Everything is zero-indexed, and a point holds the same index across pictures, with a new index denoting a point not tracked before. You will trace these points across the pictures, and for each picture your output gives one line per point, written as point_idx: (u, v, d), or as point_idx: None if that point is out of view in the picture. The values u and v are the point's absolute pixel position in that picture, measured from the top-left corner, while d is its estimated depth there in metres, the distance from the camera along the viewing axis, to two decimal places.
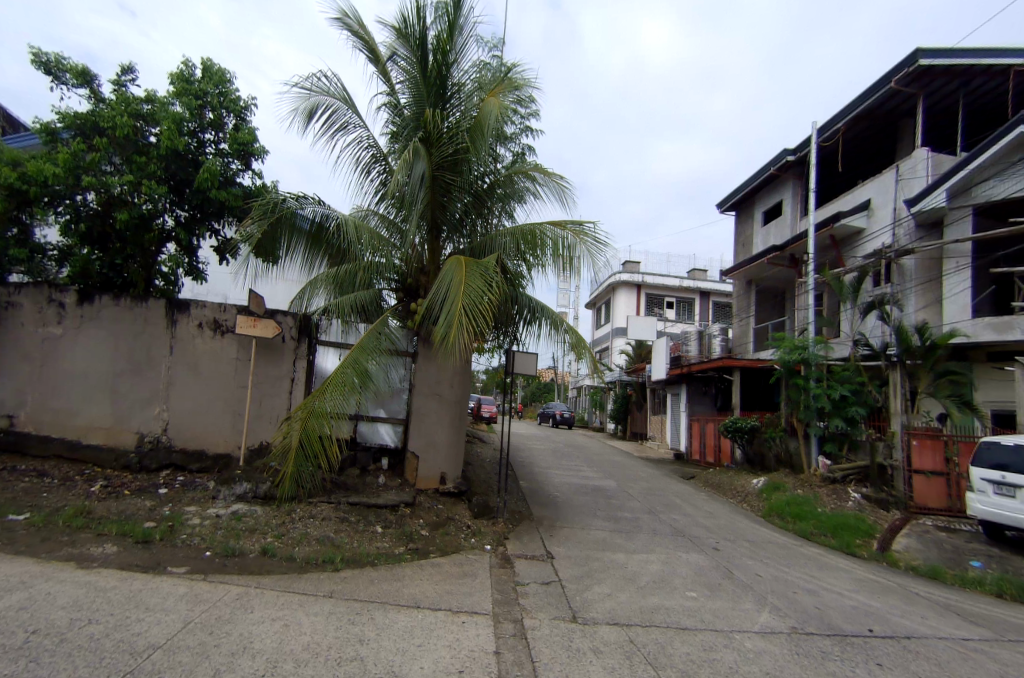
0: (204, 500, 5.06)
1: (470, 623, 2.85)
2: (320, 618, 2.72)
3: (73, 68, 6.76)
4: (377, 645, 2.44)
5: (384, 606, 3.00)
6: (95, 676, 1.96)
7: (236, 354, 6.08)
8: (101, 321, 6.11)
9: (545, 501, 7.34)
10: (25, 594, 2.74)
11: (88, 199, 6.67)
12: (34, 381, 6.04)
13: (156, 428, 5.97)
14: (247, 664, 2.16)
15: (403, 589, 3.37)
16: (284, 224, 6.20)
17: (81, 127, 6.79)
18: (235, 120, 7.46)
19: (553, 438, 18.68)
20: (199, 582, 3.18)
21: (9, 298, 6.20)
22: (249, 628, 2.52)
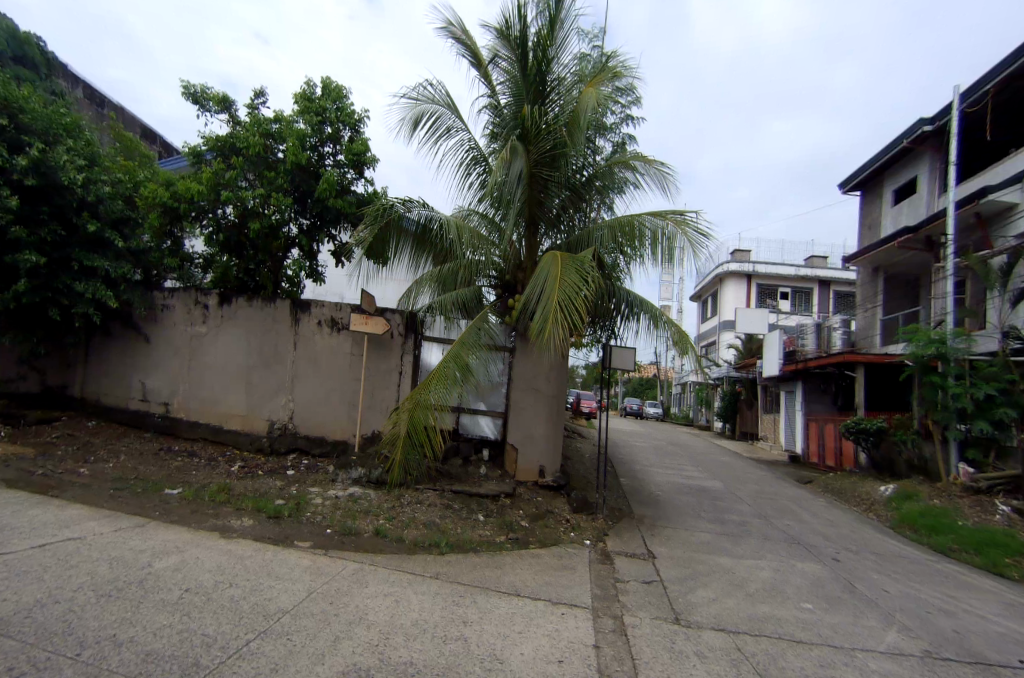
0: (324, 483, 5.54)
1: (569, 615, 2.87)
2: (427, 597, 2.88)
3: (215, 96, 7.62)
4: (479, 628, 2.53)
5: (486, 592, 3.11)
6: (236, 632, 2.23)
7: (351, 349, 6.57)
8: (238, 320, 6.86)
9: (647, 500, 7.18)
10: (180, 557, 3.17)
11: (227, 212, 7.61)
12: (186, 373, 6.97)
13: (284, 416, 6.62)
14: (363, 634, 2.34)
15: (503, 576, 3.47)
16: (392, 228, 6.57)
17: (221, 148, 7.61)
18: (350, 132, 8.02)
19: (650, 435, 18.26)
20: (320, 556, 3.50)
21: (166, 301, 7.25)
22: (364, 601, 2.73)
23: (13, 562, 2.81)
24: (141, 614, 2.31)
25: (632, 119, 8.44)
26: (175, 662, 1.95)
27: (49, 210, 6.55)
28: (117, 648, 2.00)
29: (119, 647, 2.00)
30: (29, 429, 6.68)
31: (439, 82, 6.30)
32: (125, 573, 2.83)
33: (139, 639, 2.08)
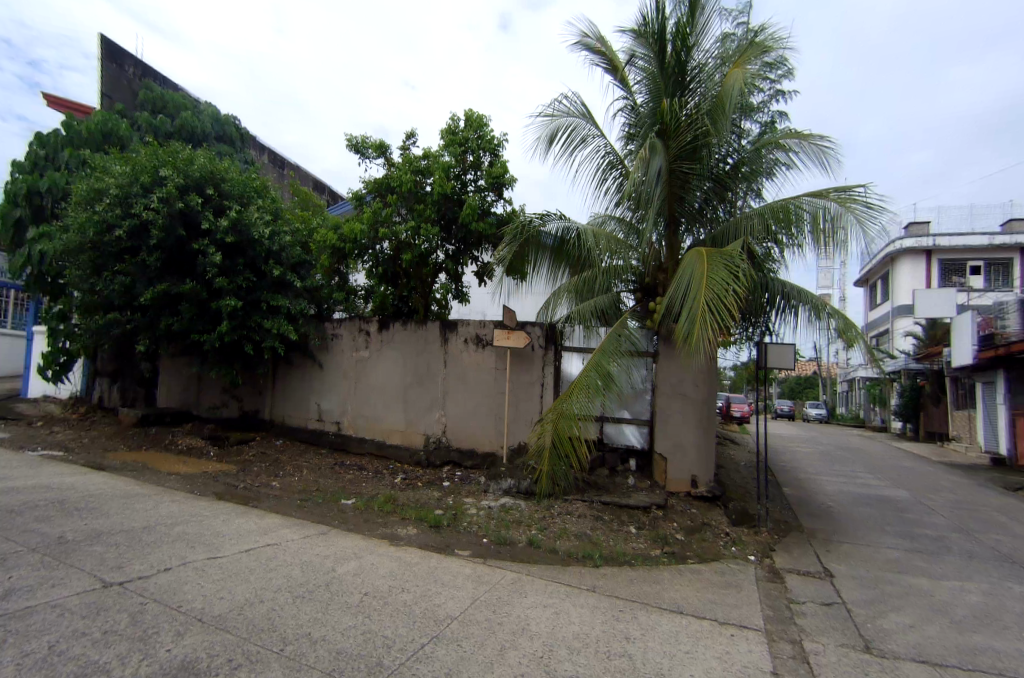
0: (478, 493, 5.87)
1: (741, 637, 2.67)
2: (586, 610, 2.86)
3: (373, 143, 8.49)
4: (644, 646, 2.45)
5: (647, 608, 3.01)
6: (412, 635, 2.38)
7: (496, 363, 6.98)
8: (395, 343, 7.68)
9: (817, 512, 6.55)
10: (358, 562, 3.49)
11: (383, 247, 8.39)
12: (353, 393, 7.98)
13: (438, 429, 7.21)
14: (527, 644, 2.36)
15: (663, 592, 3.34)
16: (531, 244, 6.85)
17: (378, 189, 8.49)
18: (490, 157, 8.45)
19: (808, 440, 16.60)
20: (480, 565, 3.64)
21: (336, 330, 8.38)
22: (525, 612, 2.77)
23: (233, 562, 3.30)
24: (334, 614, 2.55)
25: (790, 96, 7.78)
26: (362, 662, 2.10)
27: (245, 263, 7.96)
28: (313, 644, 2.22)
29: (314, 644, 2.22)
30: (232, 448, 7.91)
31: (573, 94, 6.40)
32: (314, 576, 3.17)
33: (330, 638, 2.29)
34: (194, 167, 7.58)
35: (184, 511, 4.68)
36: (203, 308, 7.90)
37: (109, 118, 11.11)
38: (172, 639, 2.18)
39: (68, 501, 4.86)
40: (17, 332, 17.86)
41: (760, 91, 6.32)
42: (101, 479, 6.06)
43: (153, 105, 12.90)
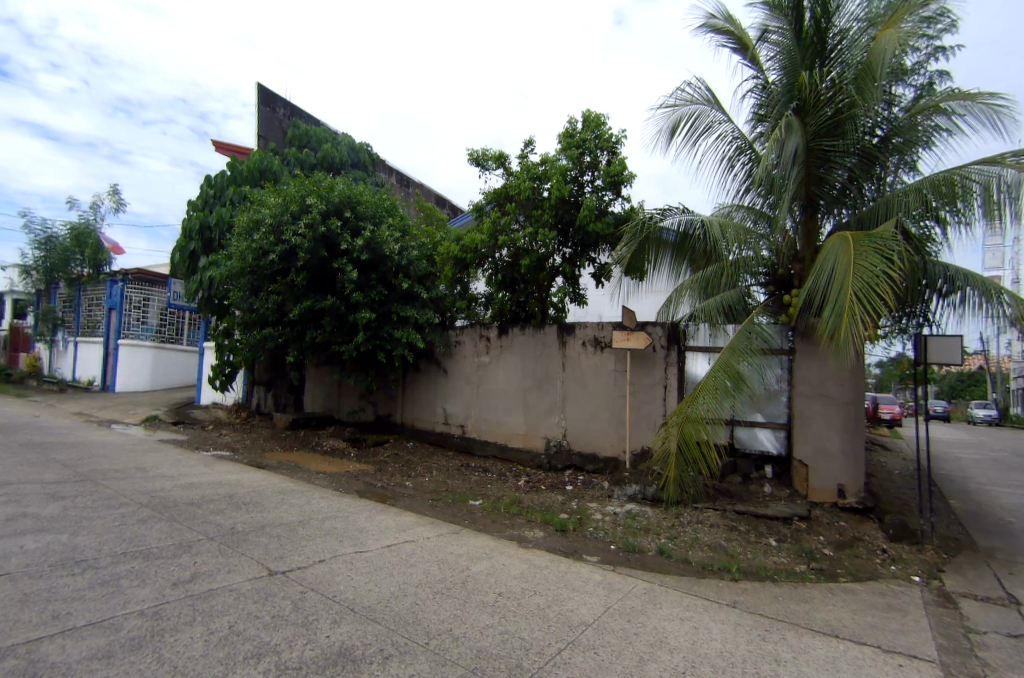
0: (602, 498, 6.00)
1: (914, 669, 2.36)
2: (728, 627, 2.70)
3: (493, 155, 8.91)
4: (798, 670, 2.25)
5: (798, 629, 2.78)
6: (550, 638, 2.39)
7: (615, 366, 7.17)
8: (514, 348, 8.13)
9: (993, 528, 5.68)
10: (490, 562, 3.61)
11: (501, 255, 8.67)
12: (475, 397, 8.58)
13: (558, 432, 7.55)
14: (667, 658, 2.27)
15: (814, 612, 3.07)
16: (652, 241, 6.82)
17: (497, 198, 8.74)
18: (608, 155, 8.40)
19: (978, 445, 14.30)
20: (611, 572, 3.59)
21: (458, 337, 8.97)
22: (661, 623, 2.68)
23: (378, 557, 3.57)
24: (473, 613, 2.63)
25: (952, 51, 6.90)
26: (504, 662, 2.13)
27: (377, 277, 8.75)
28: (456, 641, 2.30)
29: (457, 640, 2.31)
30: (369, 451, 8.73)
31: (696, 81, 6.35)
32: (450, 574, 3.31)
33: (470, 636, 2.37)
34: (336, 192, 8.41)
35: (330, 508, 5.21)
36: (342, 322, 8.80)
37: (263, 156, 12.61)
38: (330, 626, 2.39)
39: (232, 494, 5.68)
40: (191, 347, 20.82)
41: (916, 50, 5.85)
42: (256, 476, 6.95)
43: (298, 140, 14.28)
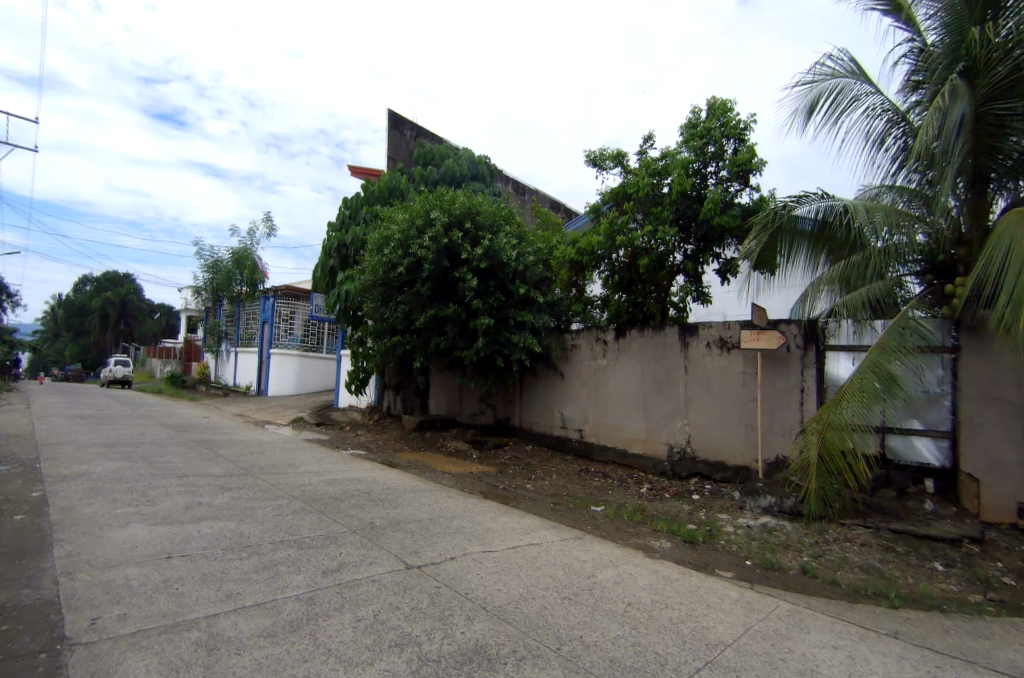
0: (736, 509, 6.63)
1: None
2: (894, 661, 2.50)
3: (609, 155, 9.75)
4: None
5: (976, 669, 2.47)
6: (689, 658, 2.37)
7: (745, 369, 7.59)
8: (632, 349, 9.23)
9: None
10: (617, 571, 4.00)
11: (619, 256, 9.77)
12: (594, 401, 9.85)
13: (681, 438, 8.28)
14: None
15: (998, 652, 2.65)
16: (786, 232, 7.23)
17: (615, 197, 9.89)
18: (735, 142, 8.87)
19: None
20: (747, 590, 3.62)
21: (576, 340, 10.38)
22: (812, 651, 2.53)
23: (501, 557, 4.30)
24: (602, 623, 2.70)
25: None
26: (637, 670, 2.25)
27: (495, 284, 10.08)
28: (585, 648, 2.45)
29: (588, 647, 2.45)
30: (488, 454, 10.55)
31: (839, 56, 6.74)
32: (577, 579, 3.73)
33: (598, 644, 2.46)
34: (456, 205, 9.90)
35: (452, 504, 6.72)
36: (463, 328, 10.26)
37: (393, 175, 14.06)
38: (471, 623, 2.78)
39: (363, 493, 7.34)
40: (329, 354, 25.19)
41: None
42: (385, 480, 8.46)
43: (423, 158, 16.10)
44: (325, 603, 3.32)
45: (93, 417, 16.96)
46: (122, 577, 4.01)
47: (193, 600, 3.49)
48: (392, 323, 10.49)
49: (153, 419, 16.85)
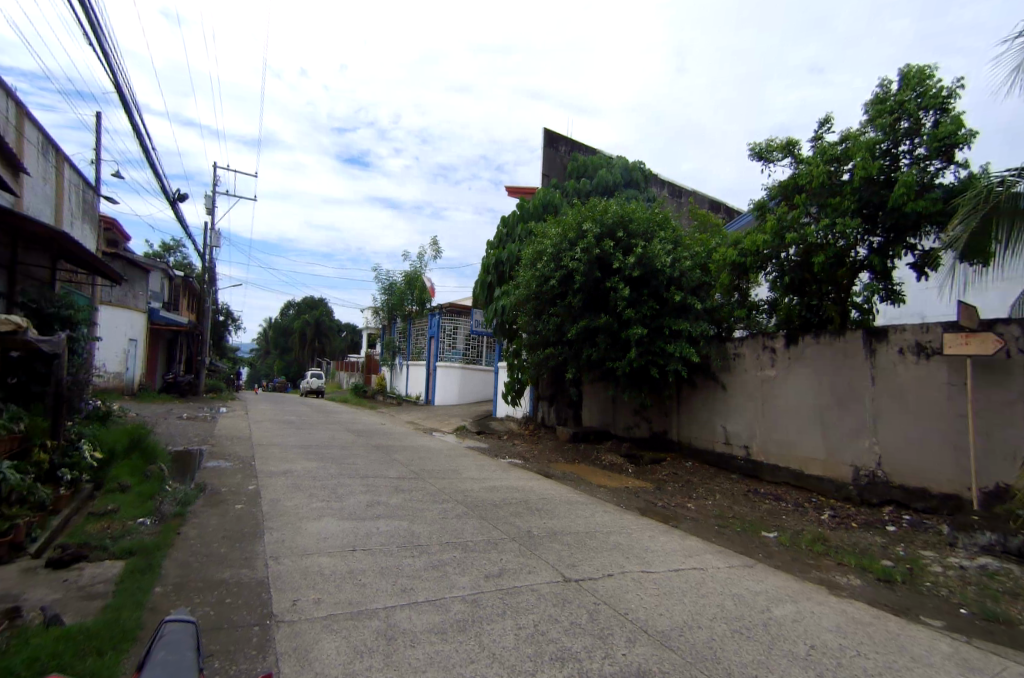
0: (946, 545, 7.03)
1: None
2: None
3: (780, 146, 10.37)
4: None
5: None
6: None
7: (950, 378, 8.19)
8: (802, 357, 10.74)
9: None
10: (800, 608, 4.78)
11: (789, 255, 10.63)
12: (758, 413, 11.69)
13: (868, 458, 9.26)
14: None
15: None
16: (1007, 210, 6.80)
17: (783, 191, 10.79)
18: (935, 114, 8.75)
19: None
20: (965, 647, 4.00)
21: (740, 349, 12.40)
22: None
23: (658, 580, 5.83)
24: (777, 660, 3.61)
25: None
26: None
27: (648, 291, 12.78)
28: None
29: None
30: (642, 469, 13.03)
31: None
32: (755, 613, 4.65)
33: None
34: (609, 216, 12.96)
35: (612, 522, 8.67)
36: (614, 337, 13.14)
37: (549, 192, 18.02)
38: (620, 628, 4.26)
39: (538, 515, 9.06)
40: (487, 365, 32.47)
41: None
42: (548, 505, 9.83)
43: (579, 171, 19.23)
44: (491, 608, 4.87)
45: (295, 422, 20.98)
46: (317, 565, 6.05)
47: (375, 591, 5.29)
48: (546, 334, 14.12)
49: (338, 426, 20.38)
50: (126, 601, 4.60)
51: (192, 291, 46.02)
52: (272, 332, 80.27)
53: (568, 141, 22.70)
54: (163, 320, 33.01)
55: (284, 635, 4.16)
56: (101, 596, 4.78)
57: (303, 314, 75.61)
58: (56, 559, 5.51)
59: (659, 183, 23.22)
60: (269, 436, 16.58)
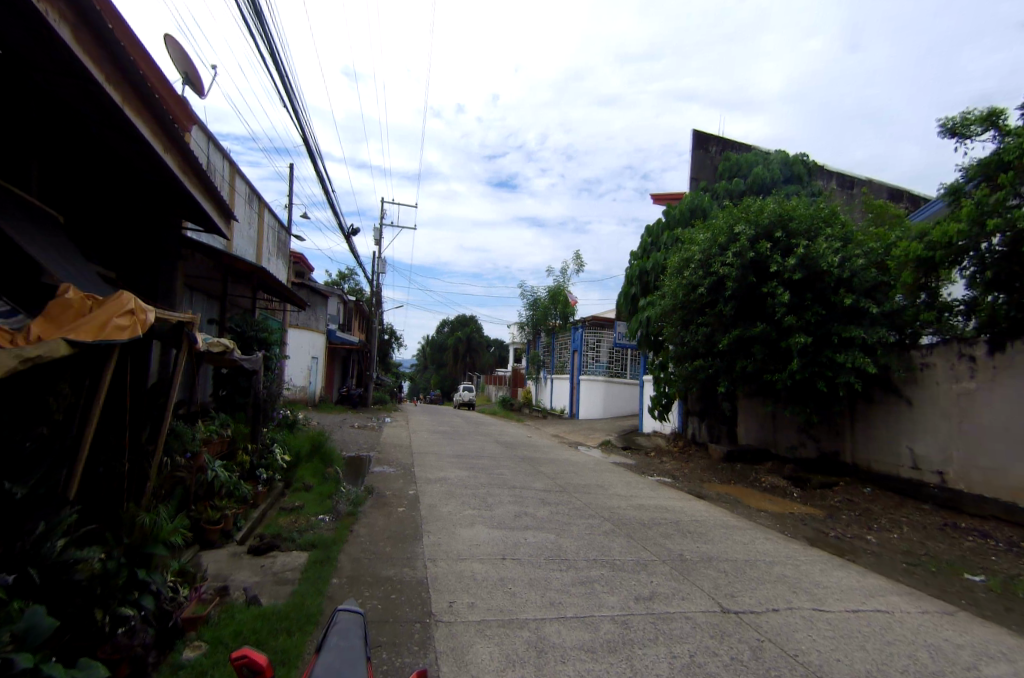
0: None
1: None
2: None
3: (979, 119, 8.57)
4: None
5: None
6: None
7: None
8: (1014, 367, 8.80)
9: None
10: None
11: (994, 245, 8.62)
12: (956, 435, 9.75)
13: None
14: None
15: None
16: None
17: (985, 171, 8.93)
18: None
19: None
20: None
21: (931, 359, 10.47)
22: None
23: (836, 620, 5.25)
24: None
25: None
26: None
27: (813, 295, 11.49)
28: None
29: None
30: (811, 494, 11.73)
31: None
32: None
33: None
34: (767, 216, 11.93)
35: (776, 551, 7.86)
36: (772, 348, 12.00)
37: (696, 197, 17.22)
38: (788, 672, 4.01)
39: (684, 537, 8.63)
40: (631, 379, 31.76)
41: None
42: (698, 528, 9.28)
43: (730, 171, 17.88)
44: (642, 631, 4.91)
45: (450, 432, 22.99)
46: (470, 570, 6.64)
47: (525, 602, 5.59)
48: (694, 346, 13.45)
49: (484, 437, 21.74)
50: (310, 589, 5.62)
51: (363, 313, 53.32)
52: (430, 348, 88.63)
53: (719, 140, 21.45)
54: (341, 340, 38.91)
55: (442, 635, 4.68)
56: (288, 583, 5.86)
57: (455, 331, 82.05)
58: (255, 548, 6.90)
59: (823, 175, 20.55)
60: (427, 445, 18.41)
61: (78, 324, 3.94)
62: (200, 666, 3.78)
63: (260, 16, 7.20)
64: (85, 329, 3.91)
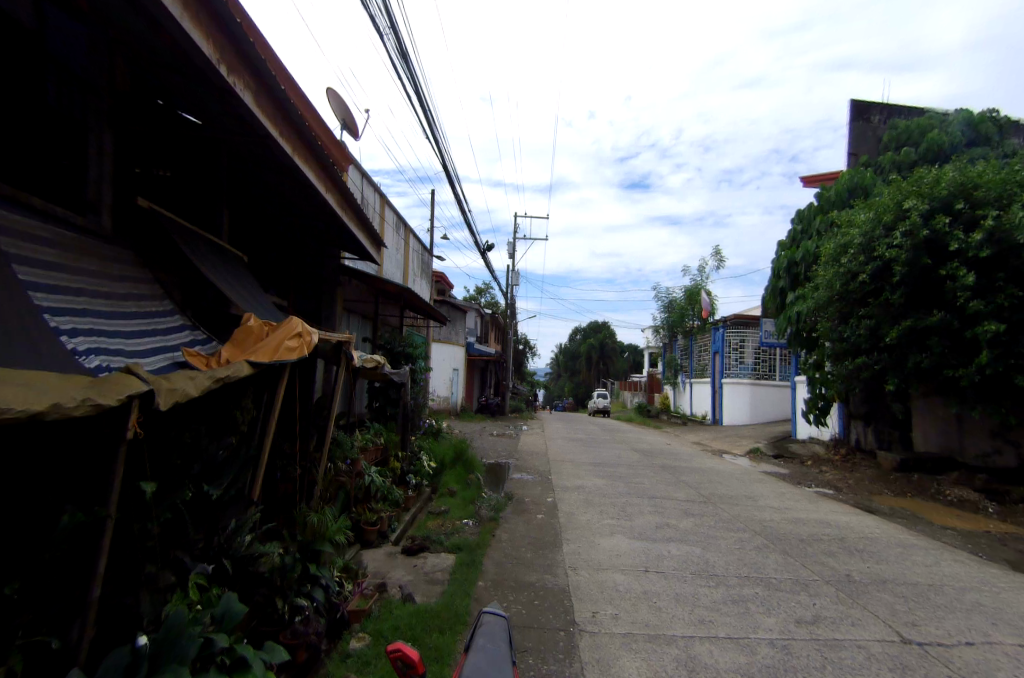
0: None
1: None
2: None
3: None
4: None
5: None
6: None
7: None
8: None
9: None
10: None
11: None
12: None
13: None
14: None
15: None
16: None
17: None
18: None
19: None
20: None
21: None
22: None
23: None
24: None
25: None
26: None
27: (1006, 275, 9.65)
28: None
29: None
30: (1012, 511, 10.00)
31: None
32: None
33: None
34: (945, 186, 10.13)
35: (970, 577, 6.79)
36: (955, 339, 10.30)
37: (855, 174, 15.17)
38: None
39: (848, 556, 7.76)
40: (782, 381, 28.81)
41: None
42: (863, 546, 8.26)
43: (898, 139, 15.42)
44: (807, 658, 4.64)
45: (585, 439, 23.25)
46: (611, 580, 6.83)
47: (673, 618, 5.61)
48: (855, 342, 11.90)
49: (621, 445, 21.49)
50: (459, 590, 6.33)
51: (498, 324, 56.16)
52: (563, 354, 89.76)
53: (884, 106, 18.65)
54: (479, 352, 41.64)
55: (587, 644, 4.98)
56: (438, 583, 6.66)
57: (587, 338, 81.95)
58: (409, 549, 7.85)
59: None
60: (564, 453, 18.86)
61: (258, 349, 5.03)
62: (363, 656, 4.61)
63: (404, 57, 8.30)
64: (263, 351, 4.98)
